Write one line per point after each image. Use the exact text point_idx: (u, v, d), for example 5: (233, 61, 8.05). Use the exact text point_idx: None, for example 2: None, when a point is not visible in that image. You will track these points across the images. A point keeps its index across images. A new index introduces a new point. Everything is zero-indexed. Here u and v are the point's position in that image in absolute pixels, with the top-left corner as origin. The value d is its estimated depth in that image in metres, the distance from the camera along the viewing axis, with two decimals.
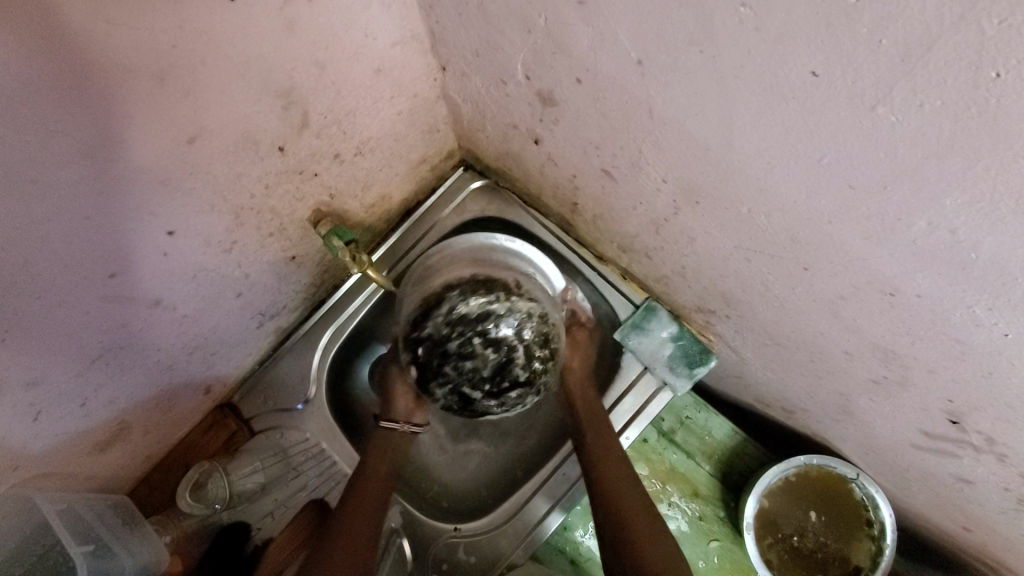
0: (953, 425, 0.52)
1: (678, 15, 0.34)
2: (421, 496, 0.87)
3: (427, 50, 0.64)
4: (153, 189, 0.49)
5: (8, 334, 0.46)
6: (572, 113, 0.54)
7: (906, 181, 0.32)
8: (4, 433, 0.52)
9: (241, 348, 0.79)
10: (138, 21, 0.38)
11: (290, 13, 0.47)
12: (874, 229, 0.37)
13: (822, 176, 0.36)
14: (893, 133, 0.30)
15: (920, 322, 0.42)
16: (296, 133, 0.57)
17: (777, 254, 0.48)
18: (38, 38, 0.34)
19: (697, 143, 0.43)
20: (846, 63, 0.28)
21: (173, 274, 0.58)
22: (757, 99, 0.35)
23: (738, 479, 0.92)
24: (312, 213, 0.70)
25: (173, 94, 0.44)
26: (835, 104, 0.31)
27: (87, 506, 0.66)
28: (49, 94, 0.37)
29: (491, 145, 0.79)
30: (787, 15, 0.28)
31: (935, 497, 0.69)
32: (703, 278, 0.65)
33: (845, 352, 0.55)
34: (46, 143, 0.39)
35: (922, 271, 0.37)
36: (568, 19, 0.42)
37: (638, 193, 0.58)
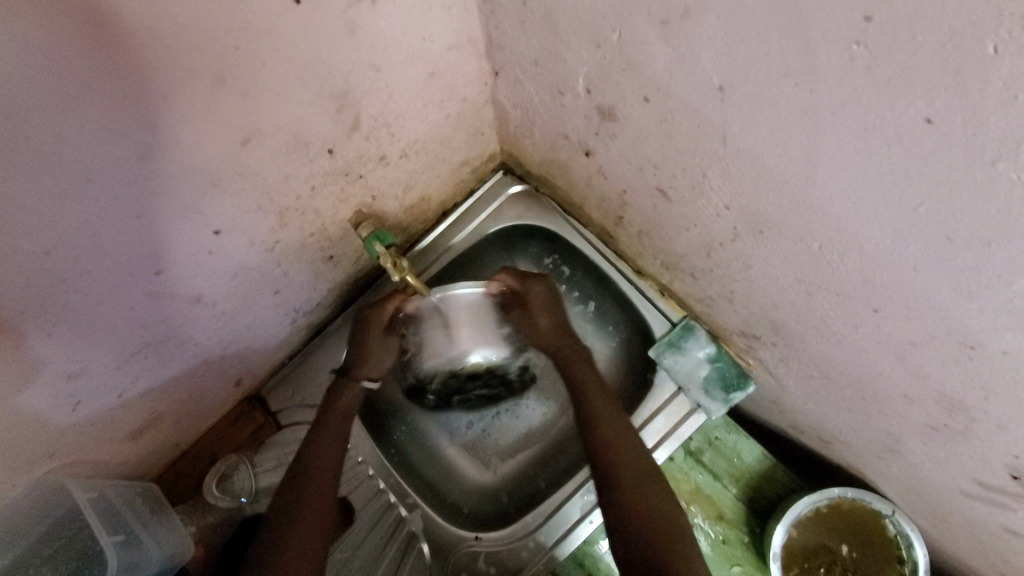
0: (1014, 480, 0.49)
1: (777, 45, 0.32)
2: (442, 501, 0.86)
3: (481, 55, 0.62)
4: (204, 189, 0.48)
5: (55, 328, 0.46)
6: (632, 129, 0.52)
7: (1015, 239, 0.29)
8: (44, 421, 0.52)
9: (274, 342, 0.79)
10: (202, 24, 0.36)
11: (352, 16, 0.45)
12: (967, 283, 0.34)
13: (916, 225, 0.34)
14: (1011, 188, 0.27)
15: (1000, 379, 0.39)
16: (346, 134, 0.56)
17: (845, 293, 0.46)
18: (102, 38, 0.33)
19: (773, 174, 0.41)
20: (968, 112, 0.26)
21: (215, 272, 0.57)
22: (853, 139, 0.33)
23: (766, 505, 0.89)
24: (354, 214, 0.69)
25: (230, 96, 0.43)
26: (945, 153, 0.29)
27: (118, 493, 0.66)
28: (112, 94, 0.36)
29: (537, 152, 0.77)
30: (907, 58, 0.26)
31: (978, 547, 0.66)
32: (752, 305, 0.63)
33: (903, 395, 0.52)
34: (106, 143, 0.38)
35: (1014, 328, 0.34)
36: (645, 37, 0.40)
37: (693, 216, 0.56)
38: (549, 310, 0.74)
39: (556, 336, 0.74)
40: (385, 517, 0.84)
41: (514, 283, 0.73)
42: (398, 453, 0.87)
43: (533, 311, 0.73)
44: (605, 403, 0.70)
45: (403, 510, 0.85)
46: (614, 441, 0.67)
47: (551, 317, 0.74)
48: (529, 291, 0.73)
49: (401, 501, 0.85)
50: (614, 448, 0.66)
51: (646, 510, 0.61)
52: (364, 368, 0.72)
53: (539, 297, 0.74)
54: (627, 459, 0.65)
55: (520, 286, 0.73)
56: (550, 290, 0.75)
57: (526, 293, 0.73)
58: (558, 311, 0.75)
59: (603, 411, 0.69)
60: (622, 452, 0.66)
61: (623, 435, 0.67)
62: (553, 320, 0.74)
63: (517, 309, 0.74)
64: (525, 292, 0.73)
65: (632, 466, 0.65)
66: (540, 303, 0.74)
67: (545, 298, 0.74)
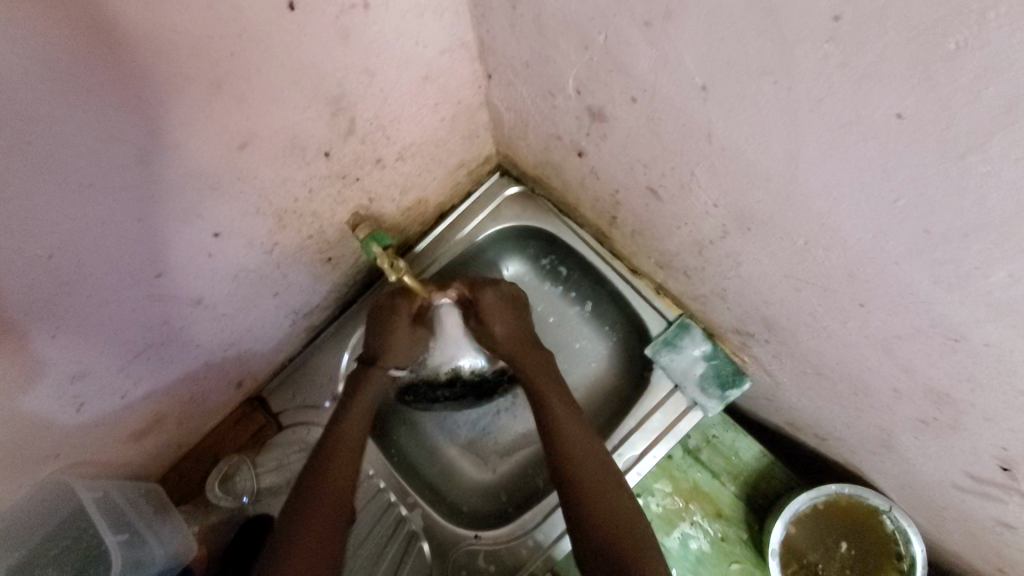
0: (1004, 472, 0.49)
1: (754, 45, 0.33)
2: (443, 499, 0.87)
3: (474, 58, 0.64)
4: (203, 193, 0.49)
5: (58, 330, 0.47)
6: (622, 129, 0.53)
7: (990, 233, 0.30)
8: (48, 422, 0.53)
9: (273, 345, 0.80)
10: (199, 31, 0.38)
11: (345, 23, 0.46)
12: (945, 275, 0.35)
13: (895, 219, 0.35)
14: (982, 181, 0.28)
15: (983, 370, 0.40)
16: (342, 138, 0.57)
17: (831, 287, 0.47)
18: (103, 45, 0.34)
19: (757, 171, 0.42)
20: (938, 107, 0.27)
21: (216, 274, 0.58)
22: (831, 135, 0.33)
23: (764, 503, 0.90)
24: (351, 215, 0.70)
25: (228, 101, 0.44)
26: (919, 147, 0.30)
27: (123, 493, 0.67)
28: (112, 100, 0.37)
29: (531, 153, 0.78)
30: (879, 55, 0.27)
31: (973, 541, 0.67)
32: (745, 302, 0.64)
33: (893, 389, 0.53)
34: (107, 148, 0.39)
35: (995, 320, 0.35)
36: (630, 39, 0.41)
37: (684, 214, 0.57)
38: (503, 315, 0.73)
39: (514, 345, 0.74)
40: (385, 516, 0.85)
41: (464, 293, 0.75)
42: (398, 452, 0.88)
43: (484, 317, 0.73)
44: (566, 415, 0.70)
45: (404, 509, 0.85)
46: (576, 458, 0.67)
47: (507, 322, 0.73)
48: (478, 298, 0.73)
49: (402, 499, 0.85)
50: (572, 465, 0.66)
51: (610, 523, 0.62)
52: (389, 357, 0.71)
53: (489, 302, 0.73)
54: (589, 477, 0.65)
55: (472, 293, 0.74)
56: (501, 293, 0.74)
57: (475, 301, 0.73)
58: (511, 316, 0.74)
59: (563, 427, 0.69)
60: (587, 468, 0.66)
61: (586, 451, 0.67)
62: (507, 323, 0.74)
63: (475, 318, 0.74)
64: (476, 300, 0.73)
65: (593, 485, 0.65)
66: (493, 307, 0.73)
67: (497, 303, 0.73)
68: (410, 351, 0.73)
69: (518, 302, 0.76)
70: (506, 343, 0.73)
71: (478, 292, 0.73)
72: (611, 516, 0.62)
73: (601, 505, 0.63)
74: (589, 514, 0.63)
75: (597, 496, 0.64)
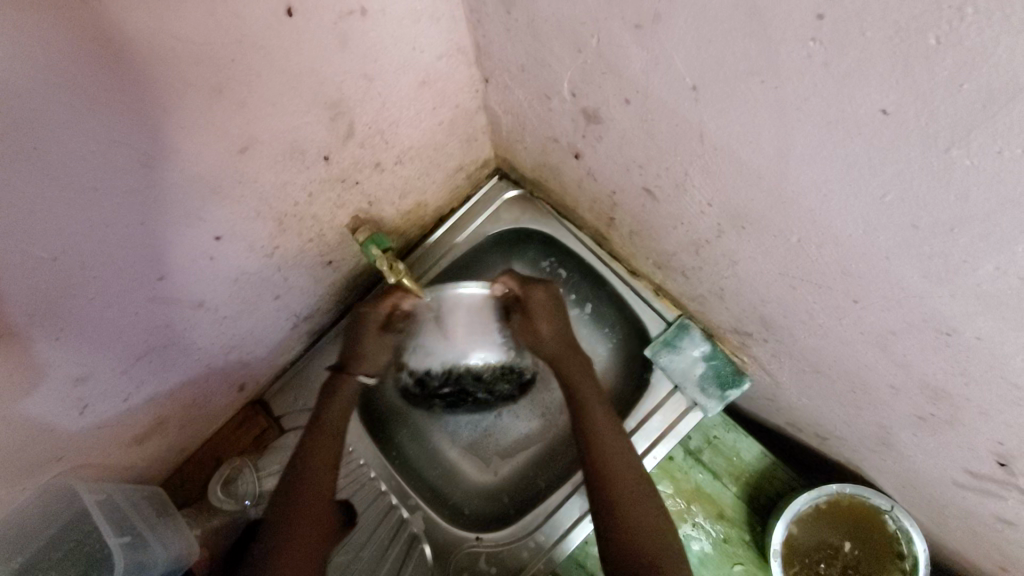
0: (1001, 467, 0.50)
1: (741, 45, 0.33)
2: (444, 501, 0.88)
3: (472, 63, 0.65)
4: (204, 197, 0.50)
5: (62, 333, 0.47)
6: (617, 131, 0.54)
7: (976, 226, 0.31)
8: (52, 425, 0.54)
9: (275, 348, 0.80)
10: (199, 38, 0.38)
11: (343, 29, 0.47)
12: (935, 270, 0.36)
13: (884, 215, 0.35)
14: (966, 175, 0.29)
15: (976, 364, 0.40)
16: (341, 142, 0.58)
17: (825, 284, 0.47)
18: (105, 52, 0.35)
19: (749, 169, 0.42)
20: (920, 103, 0.28)
21: (217, 277, 0.59)
22: (818, 133, 0.34)
23: (766, 504, 0.90)
24: (351, 219, 0.71)
25: (228, 106, 0.45)
26: (904, 143, 0.30)
27: (126, 496, 0.67)
28: (115, 106, 0.38)
29: (529, 156, 0.79)
30: (862, 52, 0.28)
31: (974, 539, 0.67)
32: (742, 301, 0.64)
33: (890, 386, 0.53)
34: (110, 153, 0.40)
35: (985, 313, 0.35)
36: (622, 42, 0.41)
37: (681, 214, 0.58)
38: (549, 316, 0.74)
39: (561, 344, 0.75)
40: (387, 518, 0.85)
41: (512, 286, 0.73)
42: (400, 455, 0.89)
43: (533, 316, 0.74)
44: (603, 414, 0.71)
45: (405, 512, 0.85)
46: (608, 450, 0.68)
47: (554, 325, 0.75)
48: (530, 297, 0.74)
49: (403, 501, 0.86)
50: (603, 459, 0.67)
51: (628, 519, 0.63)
52: (358, 364, 0.73)
53: (540, 300, 0.74)
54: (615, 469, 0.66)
55: (522, 289, 0.74)
56: (552, 294, 0.75)
57: (525, 299, 0.73)
58: (558, 316, 0.75)
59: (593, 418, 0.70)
60: (617, 465, 0.67)
61: (622, 448, 0.69)
62: (552, 325, 0.75)
63: (519, 315, 0.74)
64: (527, 297, 0.73)
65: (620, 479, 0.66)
66: (540, 309, 0.74)
67: (547, 303, 0.75)
68: (379, 356, 0.74)
69: (568, 305, 0.77)
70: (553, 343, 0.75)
71: (531, 290, 0.73)
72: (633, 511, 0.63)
73: (626, 499, 0.64)
74: (618, 512, 0.63)
75: (622, 488, 0.65)
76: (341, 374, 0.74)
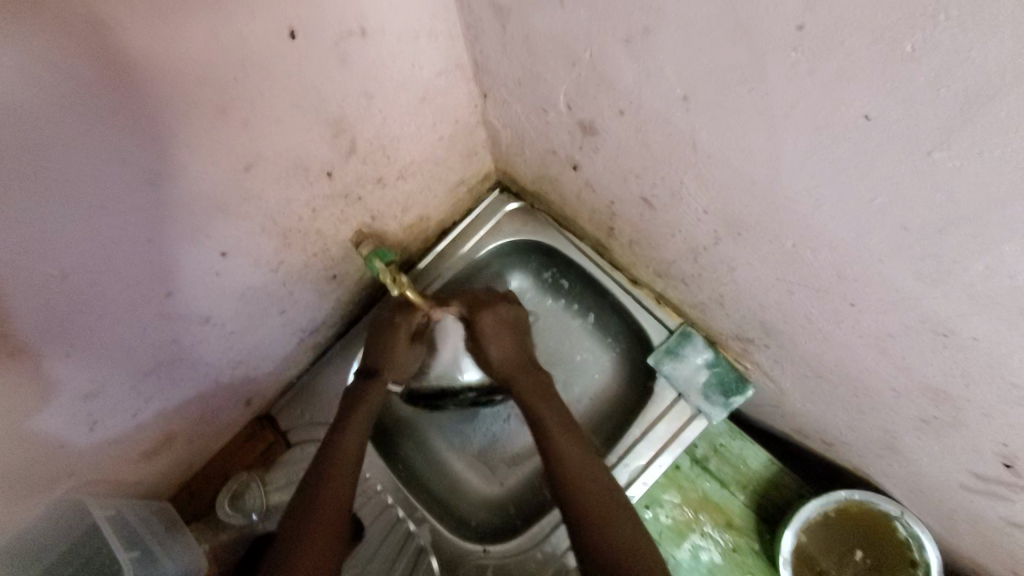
0: (1007, 469, 0.49)
1: (728, 56, 0.34)
2: (449, 514, 0.87)
3: (470, 79, 0.66)
4: (210, 214, 0.51)
5: (73, 348, 0.48)
6: (613, 142, 0.55)
7: (964, 226, 0.31)
8: (62, 440, 0.55)
9: (281, 363, 0.81)
10: (204, 60, 0.40)
11: (344, 49, 0.49)
12: (927, 270, 0.36)
13: (874, 218, 0.36)
14: (951, 175, 0.29)
15: (976, 364, 0.40)
16: (344, 159, 0.60)
17: (822, 288, 0.47)
18: (116, 75, 0.36)
19: (743, 176, 0.43)
20: (901, 107, 0.28)
21: (224, 292, 0.60)
22: (807, 138, 0.35)
23: (775, 512, 0.89)
24: (354, 233, 0.72)
25: (233, 125, 0.46)
26: (888, 145, 0.31)
27: (134, 512, 0.68)
28: (123, 126, 0.39)
29: (529, 168, 0.80)
30: (843, 60, 0.29)
31: (986, 544, 0.66)
32: (742, 307, 0.64)
33: (892, 390, 0.53)
34: (120, 173, 0.41)
35: (979, 313, 0.36)
36: (614, 55, 0.43)
37: (677, 221, 0.58)
38: (500, 339, 0.78)
39: (510, 367, 0.78)
40: (394, 531, 0.84)
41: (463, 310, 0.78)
42: (406, 467, 0.89)
43: (481, 340, 0.77)
44: (557, 421, 0.71)
45: (411, 525, 0.85)
46: (574, 463, 0.68)
47: (502, 345, 0.78)
48: (478, 321, 0.77)
49: (410, 514, 0.85)
50: (573, 476, 0.67)
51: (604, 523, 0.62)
52: (388, 368, 0.78)
53: (488, 324, 0.77)
54: (576, 470, 0.67)
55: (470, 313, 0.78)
56: (499, 316, 0.79)
57: (474, 323, 0.77)
58: (508, 336, 0.79)
59: (552, 429, 0.71)
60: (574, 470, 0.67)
61: (578, 455, 0.69)
62: (504, 347, 0.78)
63: (471, 336, 0.78)
64: (475, 320, 0.77)
65: (585, 477, 0.66)
66: (489, 331, 0.77)
67: (494, 324, 0.78)
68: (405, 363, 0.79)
69: (518, 325, 0.80)
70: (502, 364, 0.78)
71: (477, 313, 0.77)
72: (608, 515, 0.63)
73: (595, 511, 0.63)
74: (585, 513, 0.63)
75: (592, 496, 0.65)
76: (370, 379, 0.77)
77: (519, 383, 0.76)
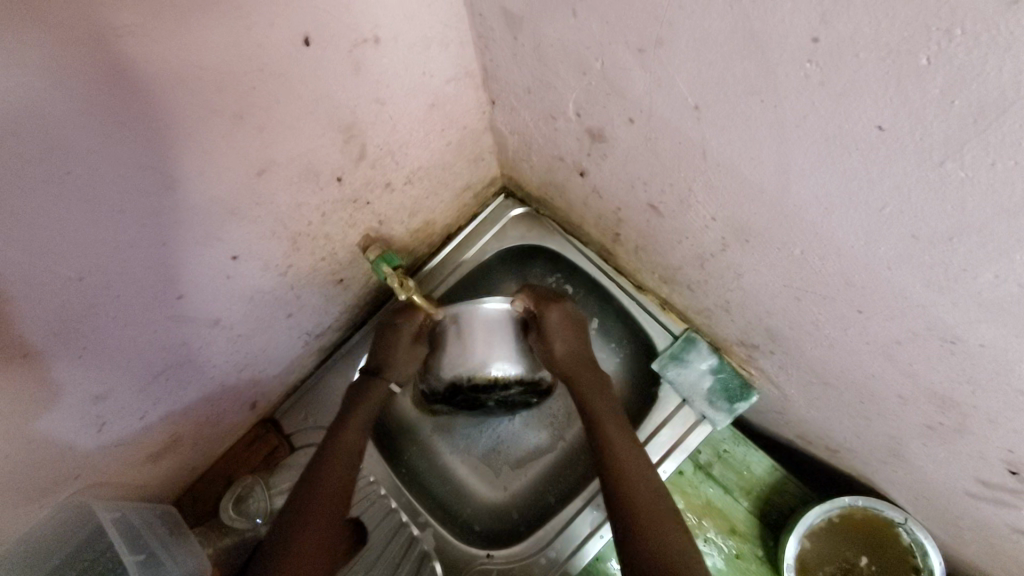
0: (1013, 476, 0.50)
1: (741, 67, 0.35)
2: (453, 519, 0.87)
3: (478, 86, 0.67)
4: (223, 218, 0.51)
5: (85, 350, 0.49)
6: (621, 149, 0.55)
7: (973, 236, 0.32)
8: (71, 442, 0.55)
9: (286, 366, 0.81)
10: (222, 67, 0.41)
11: (357, 56, 0.49)
12: (936, 278, 0.36)
13: (883, 226, 0.36)
14: (961, 186, 0.30)
15: (983, 372, 0.41)
16: (354, 164, 0.60)
17: (830, 295, 0.48)
18: (136, 80, 0.37)
19: (752, 184, 0.43)
20: (913, 118, 0.29)
21: (233, 295, 0.60)
22: (817, 148, 0.35)
23: (778, 518, 0.89)
24: (362, 238, 0.72)
25: (248, 131, 0.46)
26: (899, 156, 0.31)
27: (140, 515, 0.68)
28: (142, 131, 0.40)
29: (535, 175, 0.80)
30: (855, 72, 0.29)
31: (991, 551, 0.66)
32: (748, 313, 0.65)
33: (898, 396, 0.53)
34: (137, 177, 0.42)
35: (987, 321, 0.36)
36: (625, 64, 0.43)
37: (684, 228, 0.59)
38: (564, 334, 0.77)
39: (571, 364, 0.77)
40: (398, 535, 0.85)
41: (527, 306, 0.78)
42: (410, 471, 0.89)
43: (548, 336, 0.77)
44: (614, 425, 0.72)
45: (415, 529, 0.85)
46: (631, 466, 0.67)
47: (567, 343, 0.77)
48: (546, 316, 0.77)
49: (413, 518, 0.85)
50: (629, 476, 0.66)
51: (658, 525, 0.60)
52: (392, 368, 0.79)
53: (553, 322, 0.77)
54: (632, 472, 0.66)
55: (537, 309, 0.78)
56: (564, 314, 0.79)
57: (542, 317, 0.77)
58: (572, 334, 0.78)
59: (609, 432, 0.70)
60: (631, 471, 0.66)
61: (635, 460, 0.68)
62: (569, 343, 0.77)
63: (535, 333, 0.78)
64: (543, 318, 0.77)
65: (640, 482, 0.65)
66: (555, 328, 0.77)
67: (560, 323, 0.78)
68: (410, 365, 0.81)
69: (580, 323, 0.80)
70: (562, 363, 0.77)
71: (545, 311, 0.77)
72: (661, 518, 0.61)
73: (649, 511, 0.61)
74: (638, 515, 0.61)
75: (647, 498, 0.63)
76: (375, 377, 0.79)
77: (581, 380, 0.76)
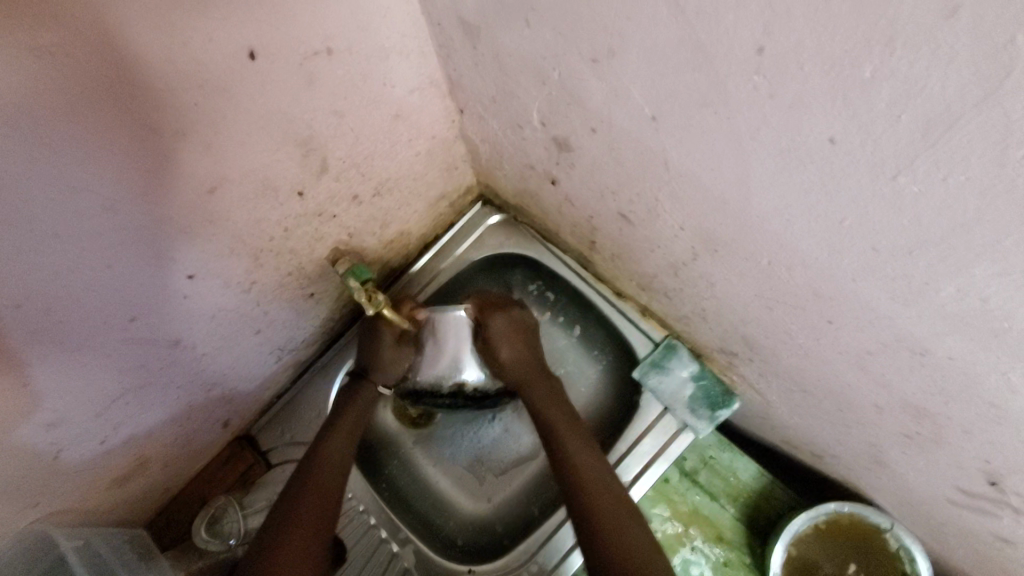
0: (993, 487, 0.48)
1: (691, 77, 0.33)
2: (435, 534, 0.86)
3: (445, 95, 0.65)
4: (175, 238, 0.50)
5: (31, 379, 0.47)
6: (588, 158, 0.54)
7: (933, 249, 0.30)
8: (24, 471, 0.53)
9: (259, 383, 0.80)
10: (159, 87, 0.39)
11: (309, 68, 0.48)
12: (901, 291, 0.35)
13: (846, 239, 0.35)
14: (916, 202, 0.29)
15: (954, 385, 0.40)
16: (315, 178, 0.58)
17: (800, 305, 0.47)
18: (63, 103, 0.35)
19: (715, 195, 0.42)
20: (864, 132, 0.28)
21: (193, 315, 0.59)
22: (774, 161, 0.34)
23: (765, 525, 0.88)
24: (331, 251, 0.71)
25: (193, 149, 0.45)
26: (854, 170, 0.30)
27: (105, 541, 0.66)
28: (75, 154, 0.38)
29: (509, 183, 0.79)
30: (802, 85, 0.28)
31: (976, 557, 0.65)
32: (723, 321, 0.63)
33: (875, 406, 0.52)
34: (72, 202, 0.40)
35: (954, 334, 0.35)
36: (580, 74, 0.42)
37: (656, 238, 0.58)
38: (511, 340, 0.76)
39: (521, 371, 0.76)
40: (379, 552, 0.82)
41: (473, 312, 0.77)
42: (390, 486, 0.88)
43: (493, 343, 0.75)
44: (563, 421, 0.72)
45: (395, 546, 0.83)
46: (581, 459, 0.68)
47: (514, 349, 0.76)
48: (490, 323, 0.76)
49: (394, 535, 0.83)
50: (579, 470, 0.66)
51: (605, 518, 0.61)
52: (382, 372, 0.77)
53: (500, 327, 0.76)
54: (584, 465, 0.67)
55: (481, 315, 0.76)
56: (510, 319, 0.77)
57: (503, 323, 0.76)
58: (519, 341, 0.77)
59: (563, 433, 0.70)
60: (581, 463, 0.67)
61: (589, 454, 0.68)
62: (516, 349, 0.76)
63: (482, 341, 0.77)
64: (486, 324, 0.76)
65: (596, 475, 0.66)
66: (501, 334, 0.76)
67: (507, 329, 0.76)
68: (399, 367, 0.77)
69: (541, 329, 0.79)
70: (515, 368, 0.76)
71: (489, 317, 0.76)
72: (607, 510, 0.62)
73: (600, 504, 0.63)
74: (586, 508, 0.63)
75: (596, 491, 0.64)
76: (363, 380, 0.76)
77: (536, 391, 0.75)
